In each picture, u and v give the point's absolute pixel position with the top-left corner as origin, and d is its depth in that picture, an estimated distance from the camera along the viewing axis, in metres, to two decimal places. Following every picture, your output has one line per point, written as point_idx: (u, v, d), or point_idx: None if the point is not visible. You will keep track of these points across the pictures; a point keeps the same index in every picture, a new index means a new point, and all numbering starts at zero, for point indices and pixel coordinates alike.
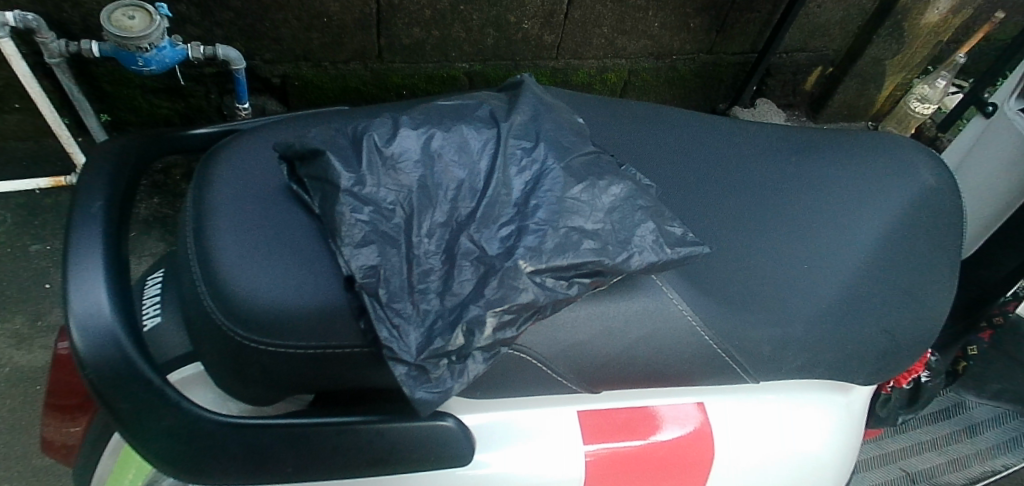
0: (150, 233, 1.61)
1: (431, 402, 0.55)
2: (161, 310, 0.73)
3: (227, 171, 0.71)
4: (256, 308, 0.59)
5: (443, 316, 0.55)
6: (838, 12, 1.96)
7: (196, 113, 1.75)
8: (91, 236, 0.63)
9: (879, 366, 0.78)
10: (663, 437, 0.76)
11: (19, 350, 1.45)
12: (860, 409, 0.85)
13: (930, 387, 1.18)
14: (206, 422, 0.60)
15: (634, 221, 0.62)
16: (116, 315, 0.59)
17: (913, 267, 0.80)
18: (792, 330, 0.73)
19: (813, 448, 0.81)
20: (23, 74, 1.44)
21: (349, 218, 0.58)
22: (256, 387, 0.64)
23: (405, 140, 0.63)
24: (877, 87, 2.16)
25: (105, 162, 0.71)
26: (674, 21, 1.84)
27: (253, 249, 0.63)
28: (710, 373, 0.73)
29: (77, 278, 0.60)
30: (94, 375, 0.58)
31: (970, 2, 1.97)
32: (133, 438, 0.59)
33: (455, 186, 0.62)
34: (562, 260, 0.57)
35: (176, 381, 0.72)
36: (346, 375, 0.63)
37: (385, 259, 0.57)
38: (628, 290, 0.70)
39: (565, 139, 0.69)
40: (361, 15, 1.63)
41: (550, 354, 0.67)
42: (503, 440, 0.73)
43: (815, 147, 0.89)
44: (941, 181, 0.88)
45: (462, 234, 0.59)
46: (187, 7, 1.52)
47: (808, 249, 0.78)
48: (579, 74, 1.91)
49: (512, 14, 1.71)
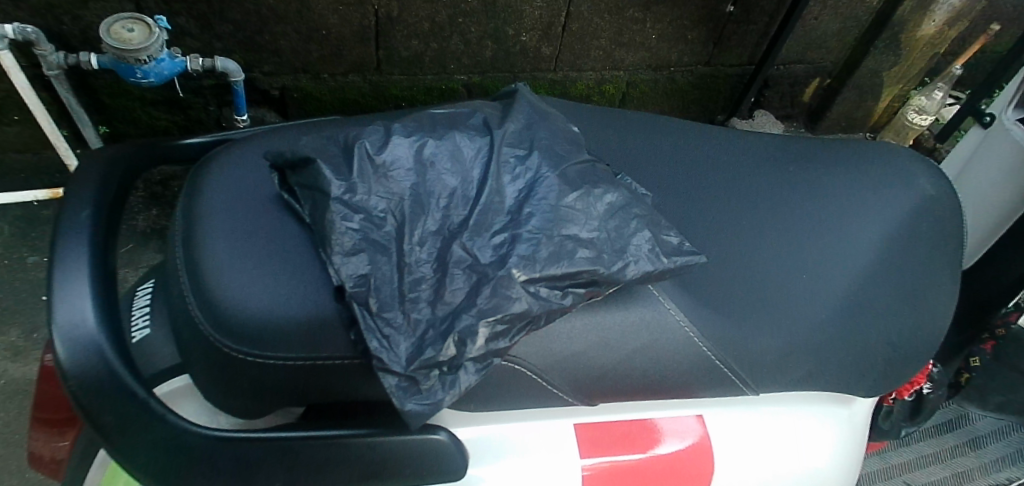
0: (147, 245, 1.61)
1: (421, 414, 0.54)
2: (150, 322, 0.72)
3: (217, 180, 0.70)
4: (244, 318, 0.58)
5: (434, 326, 0.54)
6: (836, 23, 1.97)
7: (195, 125, 1.75)
8: (78, 246, 0.62)
9: (879, 377, 0.77)
10: (662, 451, 0.75)
11: (14, 362, 1.43)
12: (863, 421, 0.84)
13: (932, 398, 1.15)
14: (192, 436, 0.59)
15: (630, 230, 0.61)
16: (101, 328, 0.58)
17: (913, 278, 0.79)
18: (791, 340, 0.72)
19: (815, 462, 0.80)
20: (22, 86, 1.44)
21: (339, 226, 0.57)
22: (245, 398, 0.63)
23: (397, 148, 0.63)
24: (875, 98, 2.16)
25: (95, 171, 0.70)
26: (672, 33, 1.84)
27: (243, 259, 0.62)
28: (709, 385, 0.71)
29: (62, 289, 0.59)
30: (78, 387, 0.57)
31: (967, 14, 1.97)
32: (118, 452, 0.58)
33: (448, 194, 0.61)
34: (556, 269, 0.56)
35: (163, 393, 0.70)
36: (336, 386, 0.62)
37: (375, 268, 0.56)
38: (625, 300, 0.68)
39: (560, 147, 0.68)
40: (360, 27, 1.63)
41: (544, 365, 0.65)
42: (498, 454, 0.72)
43: (812, 156, 0.88)
44: (939, 190, 0.87)
45: (455, 243, 0.58)
46: (187, 20, 1.53)
47: (806, 259, 0.77)
48: (577, 86, 1.91)
49: (510, 27, 1.71)
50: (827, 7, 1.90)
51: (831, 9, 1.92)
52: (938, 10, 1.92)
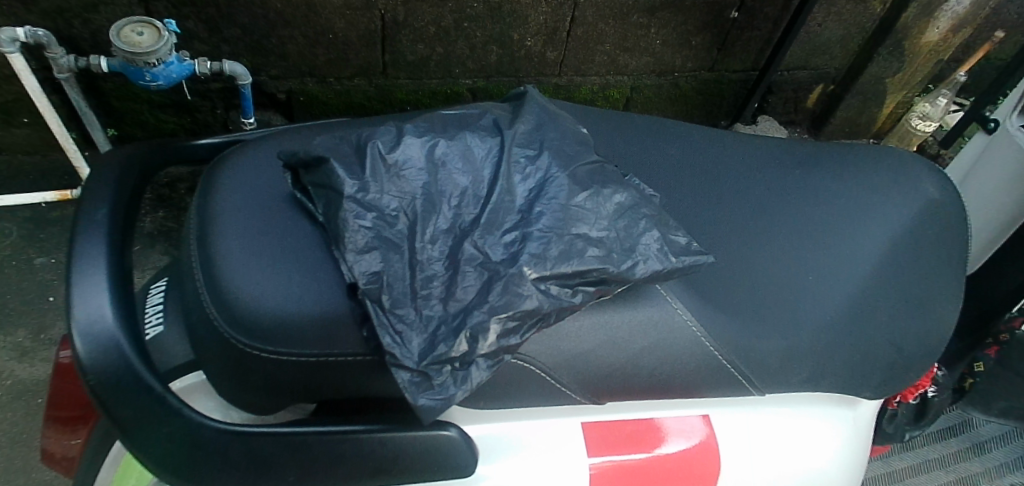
0: (154, 246, 1.62)
1: (433, 409, 0.54)
2: (164, 319, 0.74)
3: (231, 179, 0.71)
4: (258, 315, 0.59)
5: (446, 322, 0.55)
6: (839, 30, 1.98)
7: (202, 127, 1.76)
8: (94, 243, 0.63)
9: (884, 379, 0.77)
10: (668, 450, 0.76)
11: (21, 363, 1.44)
12: (867, 424, 0.84)
13: (937, 402, 1.15)
14: (206, 430, 0.60)
15: (638, 230, 0.62)
16: (118, 323, 0.59)
17: (919, 281, 0.80)
18: (797, 341, 0.72)
19: (819, 463, 0.80)
20: (33, 89, 1.45)
21: (353, 224, 0.58)
22: (257, 394, 0.63)
23: (409, 147, 0.63)
24: (878, 105, 2.17)
25: (111, 170, 0.72)
26: (676, 38, 1.85)
27: (256, 257, 0.63)
28: (716, 385, 0.72)
29: (80, 285, 0.60)
30: (94, 381, 0.57)
31: (971, 21, 1.97)
32: (134, 446, 0.59)
33: (459, 193, 0.62)
34: (566, 267, 0.57)
35: (178, 389, 0.72)
36: (347, 383, 0.62)
37: (388, 265, 0.57)
38: (634, 299, 0.69)
39: (569, 148, 0.69)
40: (366, 31, 1.64)
41: (553, 363, 0.66)
42: (505, 451, 0.72)
43: (817, 160, 0.89)
44: (944, 194, 0.88)
45: (466, 241, 0.59)
46: (195, 24, 1.54)
47: (812, 260, 0.77)
48: (582, 91, 1.93)
49: (515, 32, 1.72)
50: (831, 13, 1.91)
51: (835, 15, 1.93)
52: (941, 17, 1.93)
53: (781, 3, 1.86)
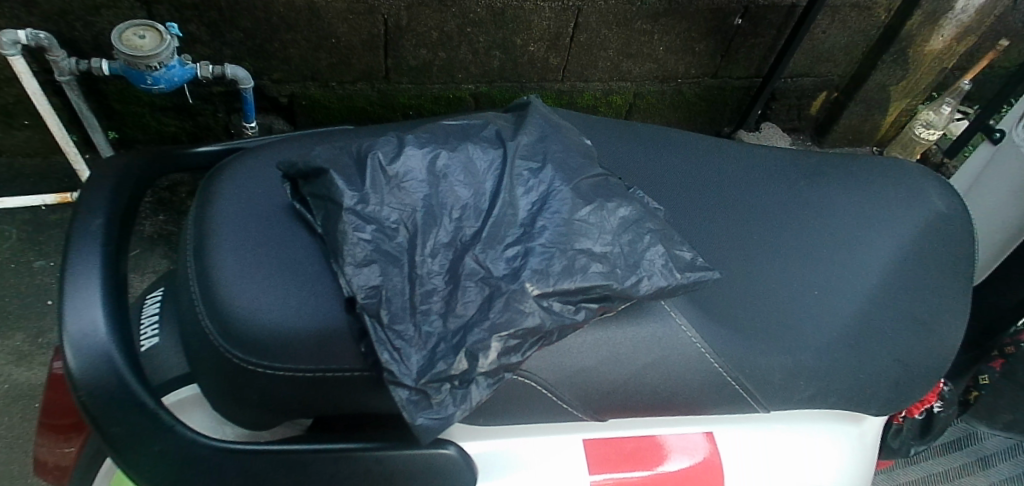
0: (153, 250, 1.60)
1: (431, 428, 0.53)
2: (160, 330, 0.73)
3: (230, 189, 0.70)
4: (254, 329, 0.58)
5: (445, 339, 0.54)
6: (844, 37, 1.96)
7: (204, 131, 1.75)
8: (90, 253, 0.62)
9: (891, 397, 0.76)
10: (670, 468, 0.74)
11: (19, 366, 1.43)
12: (874, 441, 0.82)
13: (943, 417, 1.14)
14: (199, 447, 0.59)
15: (643, 245, 0.61)
16: (113, 337, 0.58)
17: (926, 297, 0.78)
18: (803, 357, 0.71)
19: (823, 479, 0.79)
20: (33, 91, 1.44)
21: (352, 236, 0.57)
22: (252, 410, 0.62)
23: (410, 159, 0.62)
24: (882, 112, 2.16)
25: (108, 176, 0.71)
26: (680, 45, 1.84)
27: (253, 269, 0.62)
28: (719, 402, 0.71)
29: (74, 297, 0.59)
30: (87, 396, 0.56)
31: (976, 30, 1.96)
32: (127, 463, 0.58)
33: (460, 206, 0.61)
34: (568, 284, 0.56)
35: (170, 403, 0.70)
36: (344, 399, 0.61)
37: (387, 280, 0.56)
38: (638, 314, 0.68)
39: (573, 160, 0.67)
40: (369, 36, 1.63)
41: (554, 380, 0.65)
42: (505, 469, 0.71)
43: (823, 172, 0.88)
44: (951, 207, 0.86)
45: (467, 255, 0.57)
46: (198, 27, 1.54)
47: (819, 275, 0.76)
48: (584, 96, 1.91)
49: (518, 37, 1.71)
50: (835, 20, 1.89)
51: (839, 23, 1.91)
52: (946, 25, 1.92)
53: (786, 10, 1.85)
